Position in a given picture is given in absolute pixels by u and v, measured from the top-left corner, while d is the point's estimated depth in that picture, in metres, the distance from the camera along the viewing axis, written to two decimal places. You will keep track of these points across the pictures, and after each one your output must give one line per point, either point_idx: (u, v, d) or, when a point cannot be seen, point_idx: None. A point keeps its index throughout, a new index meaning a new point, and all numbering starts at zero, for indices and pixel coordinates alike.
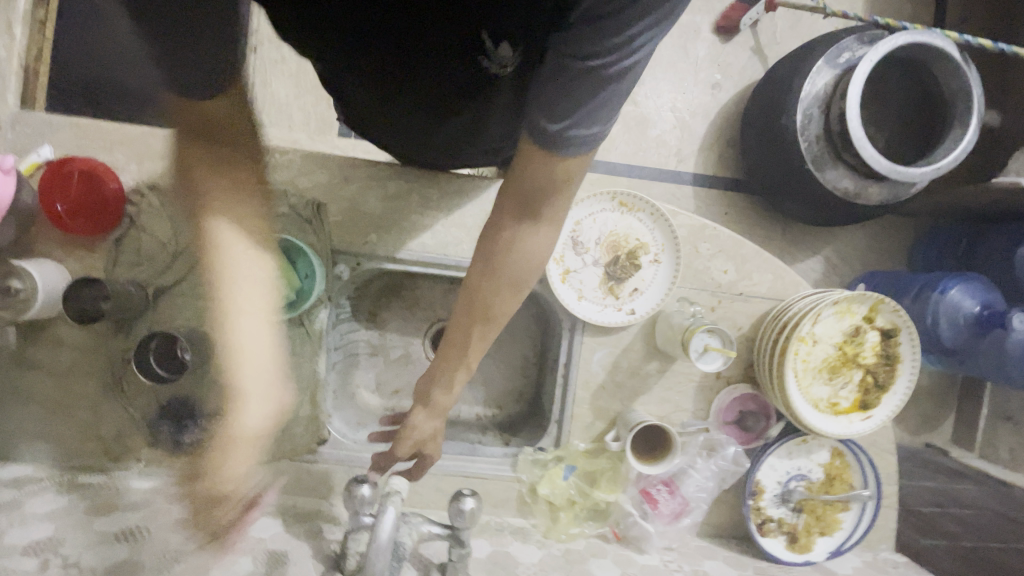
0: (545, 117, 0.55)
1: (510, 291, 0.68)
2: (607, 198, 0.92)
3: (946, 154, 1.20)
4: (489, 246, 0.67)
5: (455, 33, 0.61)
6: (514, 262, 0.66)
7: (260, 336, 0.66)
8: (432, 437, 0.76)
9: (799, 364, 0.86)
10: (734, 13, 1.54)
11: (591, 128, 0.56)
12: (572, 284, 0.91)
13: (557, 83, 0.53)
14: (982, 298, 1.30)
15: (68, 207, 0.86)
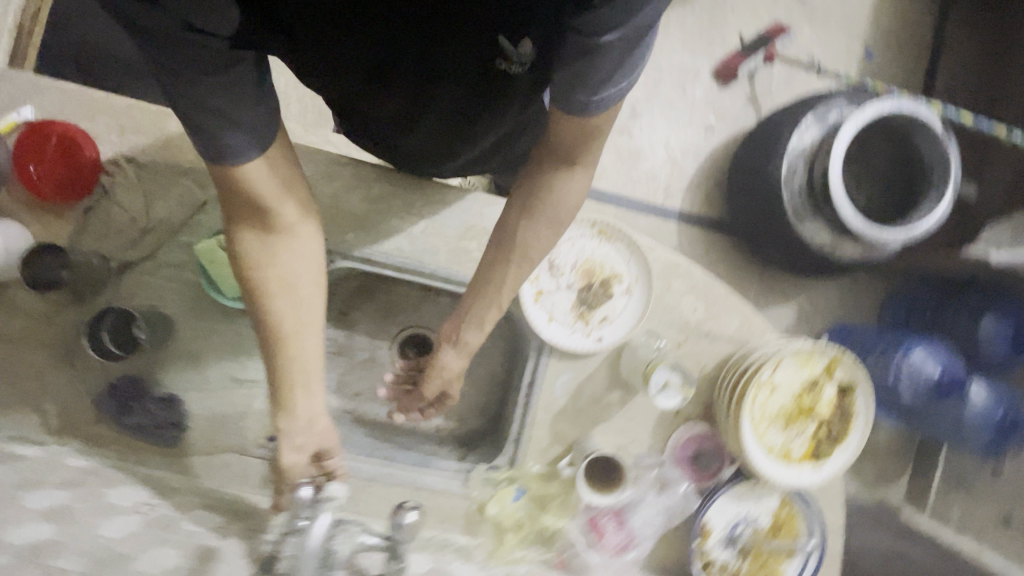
0: (576, 91, 0.57)
1: (546, 231, 0.74)
2: (587, 225, 0.93)
3: (920, 220, 1.26)
4: (527, 192, 0.73)
5: (470, 33, 0.55)
6: (548, 209, 0.73)
7: (310, 381, 0.71)
8: (456, 377, 0.84)
9: (757, 410, 0.87)
10: (733, 61, 1.60)
11: (616, 85, 0.57)
12: (543, 305, 0.92)
13: (583, 62, 0.54)
14: (943, 362, 1.33)
15: (42, 170, 0.84)
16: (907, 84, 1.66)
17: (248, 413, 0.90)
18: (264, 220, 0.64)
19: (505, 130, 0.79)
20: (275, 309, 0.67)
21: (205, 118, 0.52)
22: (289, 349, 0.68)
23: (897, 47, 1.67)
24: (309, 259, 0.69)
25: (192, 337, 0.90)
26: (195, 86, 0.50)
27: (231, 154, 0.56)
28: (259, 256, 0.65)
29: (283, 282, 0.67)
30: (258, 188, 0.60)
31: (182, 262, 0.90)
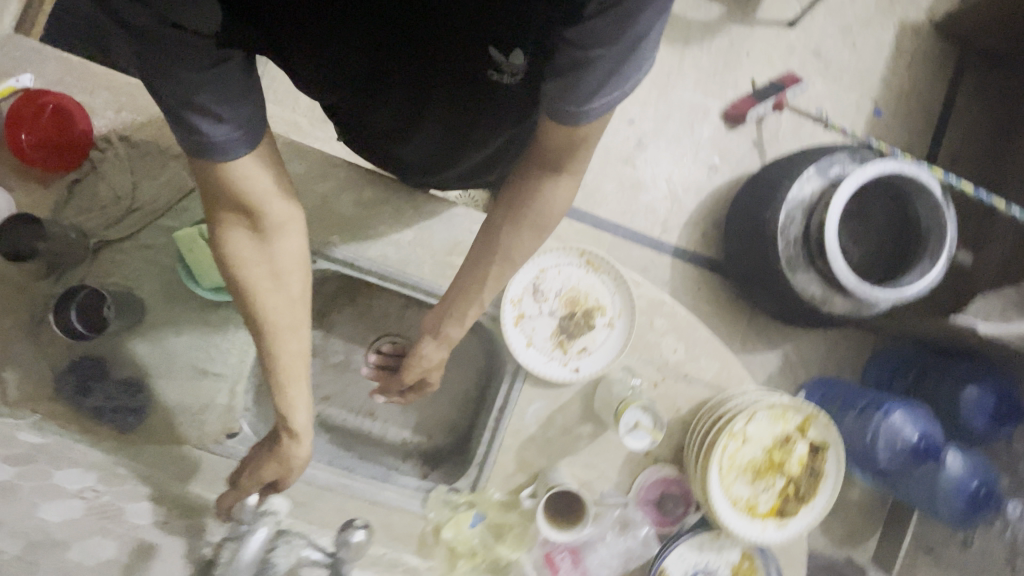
0: (566, 102, 0.55)
1: (530, 237, 0.72)
2: (575, 253, 0.93)
3: (911, 283, 1.26)
4: (512, 199, 0.70)
5: (463, 42, 0.56)
6: (536, 217, 0.70)
7: (302, 379, 0.72)
8: (435, 366, 0.84)
9: (726, 460, 0.86)
10: (744, 105, 1.61)
11: (612, 93, 0.54)
12: (523, 329, 0.91)
13: (573, 73, 0.52)
14: (922, 427, 1.32)
15: (33, 139, 0.82)
16: (911, 146, 1.68)
17: (210, 407, 0.88)
18: (251, 218, 0.63)
19: (502, 142, 0.79)
20: (267, 305, 0.67)
21: (190, 116, 0.52)
22: (280, 346, 0.69)
23: (905, 109, 1.69)
24: (297, 255, 0.69)
25: (163, 322, 0.88)
26: (180, 82, 0.49)
27: (219, 152, 0.55)
28: (248, 253, 0.65)
29: (273, 280, 0.67)
30: (246, 187, 0.60)
31: (162, 246, 0.89)
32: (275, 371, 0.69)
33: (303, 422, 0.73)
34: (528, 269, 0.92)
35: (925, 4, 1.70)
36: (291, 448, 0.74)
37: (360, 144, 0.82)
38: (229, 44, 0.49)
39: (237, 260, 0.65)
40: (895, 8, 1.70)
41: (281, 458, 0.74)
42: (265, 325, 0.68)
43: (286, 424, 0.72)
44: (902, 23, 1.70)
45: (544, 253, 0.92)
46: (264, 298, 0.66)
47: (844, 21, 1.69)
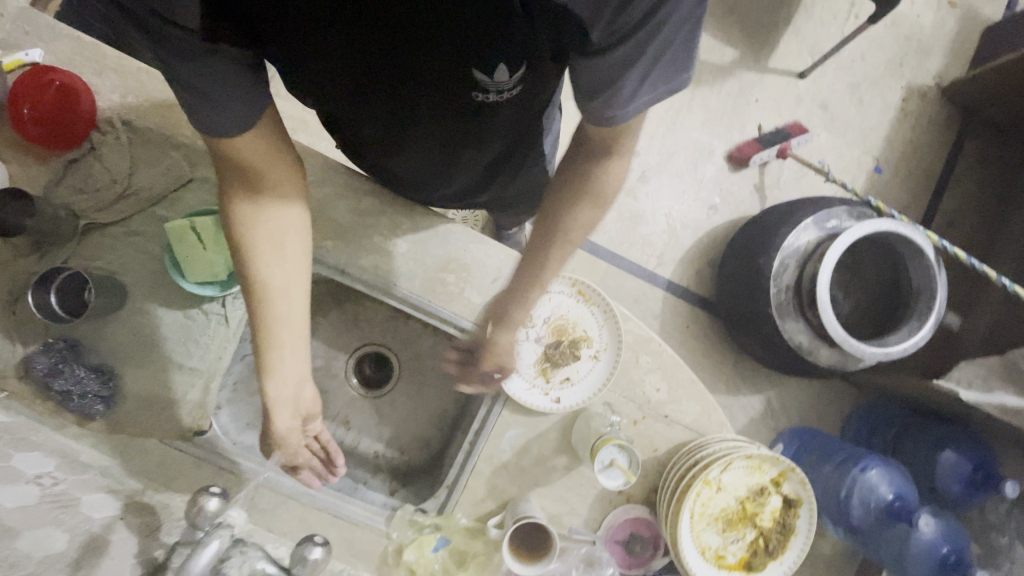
0: (605, 108, 0.57)
1: (588, 209, 0.70)
2: (567, 283, 0.92)
3: (897, 342, 1.26)
4: (567, 185, 0.70)
5: (450, 66, 0.57)
6: (597, 192, 0.69)
7: (287, 343, 0.73)
8: (509, 352, 0.84)
9: (698, 507, 0.85)
10: (749, 149, 1.63)
11: (652, 93, 0.56)
12: None
13: (608, 83, 0.55)
14: (898, 488, 1.31)
15: (35, 114, 0.82)
16: (908, 206, 1.70)
17: (182, 401, 0.86)
18: (252, 180, 0.64)
19: (497, 153, 0.80)
20: (264, 266, 0.68)
21: (192, 102, 0.55)
22: (269, 307, 0.70)
23: (905, 170, 1.71)
24: (296, 219, 0.70)
25: (144, 312, 0.87)
26: (179, 71, 0.52)
27: (216, 130, 0.57)
28: (248, 213, 0.66)
29: (270, 241, 0.68)
30: (247, 152, 0.61)
31: (151, 234, 0.88)
32: (262, 332, 0.72)
33: (280, 389, 0.75)
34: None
35: (934, 69, 1.74)
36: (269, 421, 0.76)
37: (363, 157, 0.83)
38: (221, 41, 0.50)
39: (238, 222, 0.66)
40: (904, 70, 1.73)
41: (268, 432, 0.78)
42: (259, 284, 0.70)
43: (272, 382, 0.74)
44: (910, 85, 1.73)
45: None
46: (260, 258, 0.68)
47: (853, 78, 1.72)
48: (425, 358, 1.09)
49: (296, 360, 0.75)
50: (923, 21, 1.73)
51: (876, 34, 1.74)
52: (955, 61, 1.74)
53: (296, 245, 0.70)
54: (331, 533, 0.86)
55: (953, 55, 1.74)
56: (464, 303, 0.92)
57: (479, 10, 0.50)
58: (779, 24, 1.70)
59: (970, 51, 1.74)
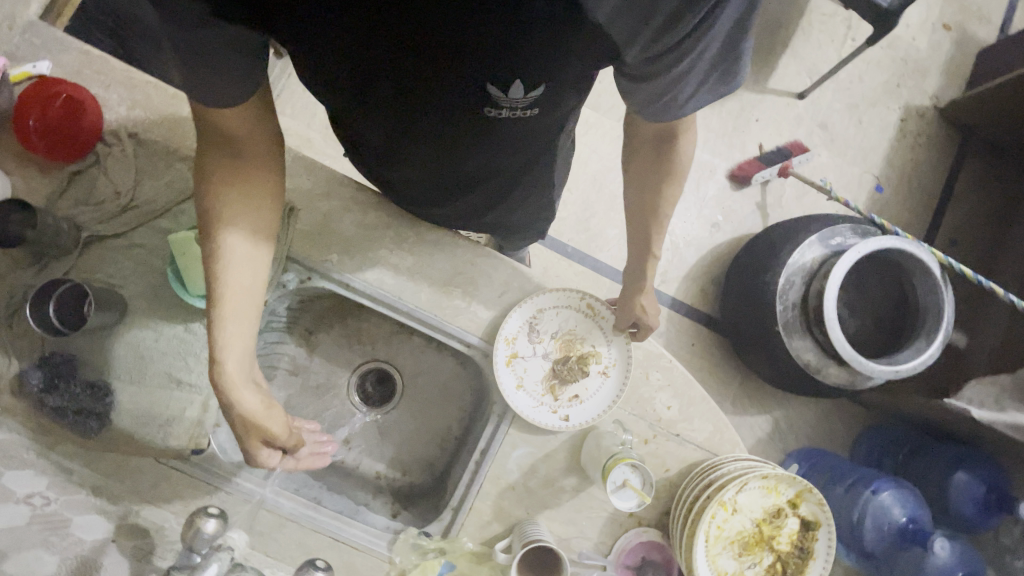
0: (668, 109, 0.63)
1: (672, 186, 0.75)
2: (576, 297, 0.90)
3: (907, 359, 1.24)
4: (648, 174, 0.76)
5: (462, 75, 0.57)
6: (677, 166, 0.73)
7: (247, 318, 0.68)
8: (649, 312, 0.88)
9: (713, 530, 0.82)
10: (750, 168, 1.64)
11: (707, 97, 0.62)
12: (515, 369, 0.89)
13: (667, 89, 0.60)
14: (912, 511, 1.28)
15: (42, 125, 0.81)
16: (910, 225, 1.70)
17: (178, 419, 0.81)
18: (232, 146, 0.65)
19: (506, 175, 0.80)
20: (231, 229, 0.66)
21: (186, 65, 0.55)
22: (230, 275, 0.66)
23: (906, 189, 1.72)
24: (268, 190, 0.69)
25: (142, 326, 0.84)
26: (179, 40, 0.53)
27: (208, 96, 0.58)
28: (223, 176, 0.66)
29: (242, 207, 0.67)
30: (234, 119, 0.62)
31: (156, 247, 0.86)
32: (219, 301, 0.66)
33: (239, 367, 0.67)
34: (527, 309, 0.90)
35: (931, 90, 1.76)
36: (235, 402, 0.66)
37: (376, 169, 0.83)
38: (221, 12, 0.51)
39: (211, 185, 0.66)
40: (901, 91, 1.76)
41: (240, 419, 0.67)
42: (222, 251, 0.66)
43: (230, 359, 0.66)
44: (907, 105, 1.76)
45: (544, 294, 0.90)
46: (230, 221, 0.66)
47: (852, 98, 1.75)
48: (429, 376, 1.07)
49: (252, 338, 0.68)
50: (918, 44, 1.77)
51: (873, 56, 1.76)
52: (950, 82, 1.76)
53: (266, 213, 0.70)
54: (332, 558, 0.83)
55: (948, 77, 1.76)
56: (470, 317, 0.90)
57: (500, 16, 0.51)
58: (778, 46, 1.73)
59: (965, 73, 1.77)
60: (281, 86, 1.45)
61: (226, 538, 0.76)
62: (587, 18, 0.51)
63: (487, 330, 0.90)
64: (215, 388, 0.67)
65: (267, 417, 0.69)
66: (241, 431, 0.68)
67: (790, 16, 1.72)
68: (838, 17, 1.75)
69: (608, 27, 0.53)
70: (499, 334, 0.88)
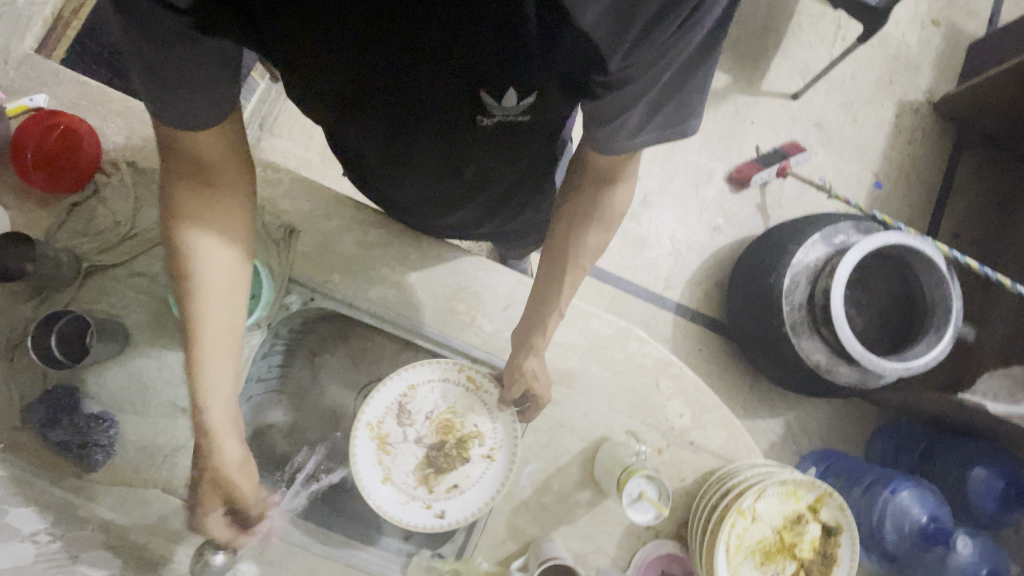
0: (615, 139, 0.63)
1: (596, 230, 0.75)
2: (452, 369, 0.84)
3: (917, 356, 1.22)
4: (577, 208, 0.75)
5: (455, 82, 0.57)
6: (605, 213, 0.74)
7: (229, 360, 0.67)
8: (537, 379, 0.81)
9: (733, 540, 0.80)
10: (749, 169, 1.64)
11: (655, 129, 0.63)
12: (384, 461, 0.81)
13: (620, 111, 0.59)
14: (931, 509, 1.25)
15: (39, 157, 0.81)
16: (911, 220, 1.70)
17: (185, 448, 0.81)
18: (203, 178, 0.64)
19: (509, 183, 0.80)
20: (207, 271, 0.65)
21: (155, 83, 0.54)
22: (207, 317, 0.65)
23: (905, 184, 1.72)
24: (244, 227, 0.68)
25: (146, 356, 0.83)
26: (149, 50, 0.52)
27: (182, 119, 0.57)
28: (196, 209, 0.64)
29: (218, 241, 0.66)
30: (206, 146, 0.61)
31: (156, 275, 0.86)
32: (199, 346, 0.65)
33: (221, 416, 0.67)
34: (395, 387, 0.82)
35: (924, 85, 1.77)
36: (212, 455, 0.66)
37: (372, 184, 0.83)
38: (205, 28, 0.50)
39: (183, 226, 0.64)
40: (894, 87, 1.76)
41: (212, 475, 0.67)
42: (199, 294, 0.65)
43: (206, 419, 0.66)
44: (902, 101, 1.76)
45: (414, 369, 0.83)
46: (204, 263, 0.65)
47: (845, 97, 1.75)
48: None
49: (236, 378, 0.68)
50: (907, 40, 1.77)
51: (865, 54, 1.77)
52: (943, 76, 1.77)
53: (243, 252, 0.68)
54: None
55: (940, 71, 1.77)
56: (476, 332, 0.89)
57: (490, 28, 0.50)
58: (769, 48, 1.74)
59: (958, 67, 1.77)
60: (278, 109, 1.46)
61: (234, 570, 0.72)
62: (574, 23, 0.50)
63: (499, 346, 0.89)
64: (196, 435, 0.67)
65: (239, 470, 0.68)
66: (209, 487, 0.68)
67: (780, 19, 1.74)
68: (826, 17, 1.76)
69: (592, 29, 0.51)
70: (358, 421, 0.80)
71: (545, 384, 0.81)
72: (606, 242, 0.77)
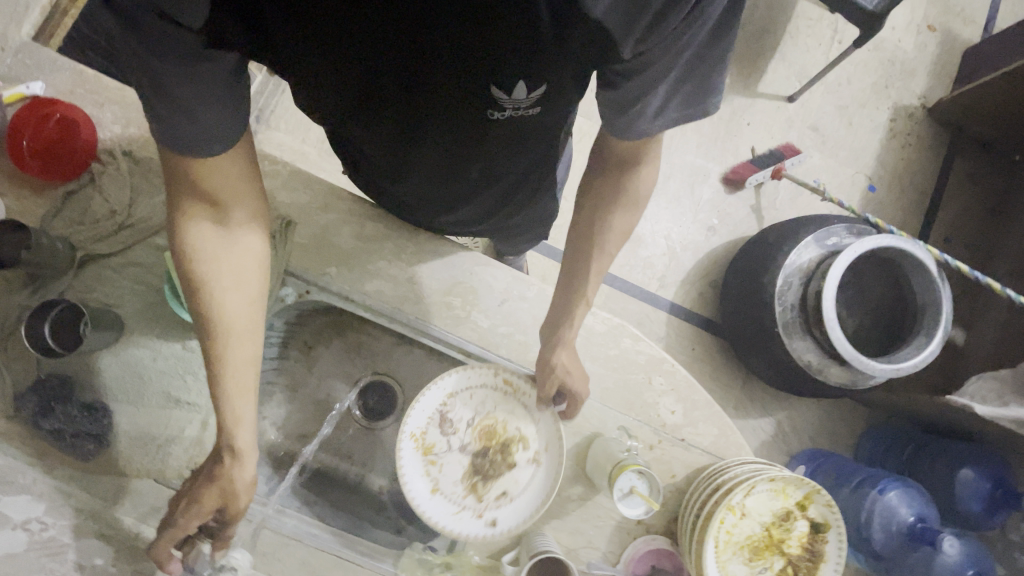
0: (639, 122, 0.63)
1: (621, 214, 0.76)
2: (489, 374, 0.85)
3: (907, 357, 1.23)
4: (601, 194, 0.76)
5: (466, 80, 0.58)
6: (632, 196, 0.74)
7: (250, 385, 0.69)
8: (573, 374, 0.82)
9: (722, 535, 0.81)
10: (744, 170, 1.65)
11: (675, 110, 0.63)
12: (431, 473, 0.83)
13: (638, 95, 0.60)
14: (918, 510, 1.27)
15: (36, 145, 0.81)
16: (903, 224, 1.72)
17: (177, 439, 0.81)
18: (215, 208, 0.64)
19: (512, 179, 0.80)
20: (224, 305, 0.65)
21: (162, 106, 0.55)
22: (228, 349, 0.66)
23: (898, 188, 1.74)
24: (259, 257, 0.69)
25: (139, 345, 0.83)
26: (154, 69, 0.52)
27: (191, 144, 0.57)
28: (210, 245, 0.64)
29: (233, 277, 0.66)
30: (218, 174, 0.61)
31: (152, 265, 0.86)
32: (221, 377, 0.66)
33: (247, 438, 0.69)
34: (434, 397, 0.84)
35: (919, 90, 1.78)
36: (233, 470, 0.68)
37: (376, 181, 0.84)
38: (214, 44, 0.51)
39: (196, 262, 0.64)
40: (889, 92, 1.78)
41: (222, 485, 0.69)
42: (219, 326, 0.66)
43: (229, 440, 0.68)
44: (897, 105, 1.78)
45: (452, 376, 0.84)
46: (219, 295, 0.65)
47: (841, 101, 1.76)
48: None
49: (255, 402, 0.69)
50: (904, 45, 1.79)
51: (862, 58, 1.78)
52: (938, 82, 1.79)
53: (258, 282, 0.69)
54: None
55: (935, 76, 1.79)
56: (471, 326, 0.89)
57: (501, 22, 0.51)
58: (766, 50, 1.75)
59: (952, 73, 1.79)
60: (274, 101, 1.46)
61: (230, 557, 0.76)
62: (588, 16, 0.50)
63: (495, 341, 0.90)
64: (219, 454, 0.68)
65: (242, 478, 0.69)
66: (223, 500, 0.69)
67: (778, 21, 1.75)
68: (824, 20, 1.77)
69: (605, 19, 0.51)
70: (403, 432, 0.82)
71: (581, 379, 0.82)
72: (631, 227, 0.78)
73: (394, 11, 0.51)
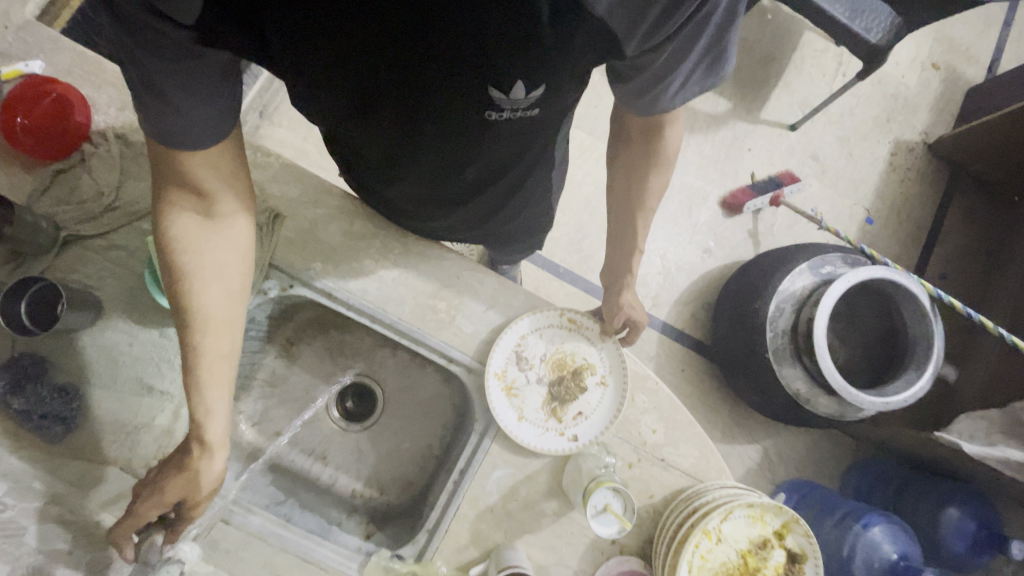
0: (660, 100, 0.67)
1: (657, 172, 0.79)
2: (556, 315, 0.89)
3: (896, 391, 1.21)
4: (636, 158, 0.80)
5: (462, 80, 0.57)
6: (663, 153, 0.77)
7: (225, 378, 0.67)
8: (636, 308, 0.92)
9: (696, 560, 0.79)
10: (744, 195, 1.65)
11: (694, 88, 0.65)
12: (513, 403, 0.86)
13: (654, 78, 0.64)
14: (902, 548, 1.24)
15: (28, 123, 0.80)
16: (899, 257, 1.72)
17: (147, 428, 0.81)
18: (201, 199, 0.63)
19: (507, 184, 0.80)
20: (202, 296, 0.64)
21: (151, 100, 0.54)
22: (204, 340, 0.65)
23: (896, 222, 1.74)
24: (242, 249, 0.68)
25: (117, 329, 0.82)
26: (146, 65, 0.52)
27: (179, 137, 0.57)
28: (193, 237, 0.64)
29: (214, 269, 0.65)
30: (204, 166, 0.61)
31: (135, 250, 0.85)
32: (194, 369, 0.65)
33: (218, 431, 0.67)
34: (510, 338, 0.88)
35: (919, 126, 1.80)
36: (201, 462, 0.67)
37: (370, 184, 0.83)
38: (206, 42, 0.51)
39: (177, 253, 0.63)
40: (891, 126, 1.79)
41: (189, 477, 0.67)
42: (197, 318, 0.65)
43: (198, 432, 0.66)
44: (897, 140, 1.79)
45: (531, 316, 0.88)
46: (197, 287, 0.64)
47: (842, 132, 1.78)
48: (412, 391, 1.06)
49: (229, 396, 0.68)
50: (908, 81, 1.81)
51: (865, 91, 1.80)
52: (939, 118, 1.80)
53: (240, 274, 0.68)
54: None
55: (937, 113, 1.80)
56: (454, 332, 0.88)
57: (499, 18, 0.51)
58: (771, 78, 1.76)
59: (954, 111, 1.80)
60: (279, 98, 1.47)
61: (178, 549, 0.71)
62: (591, 13, 0.52)
63: (478, 349, 0.88)
64: (187, 447, 0.67)
65: (208, 468, 0.67)
66: (185, 493, 0.67)
67: (783, 51, 1.77)
68: (828, 52, 1.80)
69: (607, 16, 0.53)
70: (488, 370, 0.85)
71: (642, 310, 0.93)
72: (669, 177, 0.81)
73: (390, 10, 0.51)
